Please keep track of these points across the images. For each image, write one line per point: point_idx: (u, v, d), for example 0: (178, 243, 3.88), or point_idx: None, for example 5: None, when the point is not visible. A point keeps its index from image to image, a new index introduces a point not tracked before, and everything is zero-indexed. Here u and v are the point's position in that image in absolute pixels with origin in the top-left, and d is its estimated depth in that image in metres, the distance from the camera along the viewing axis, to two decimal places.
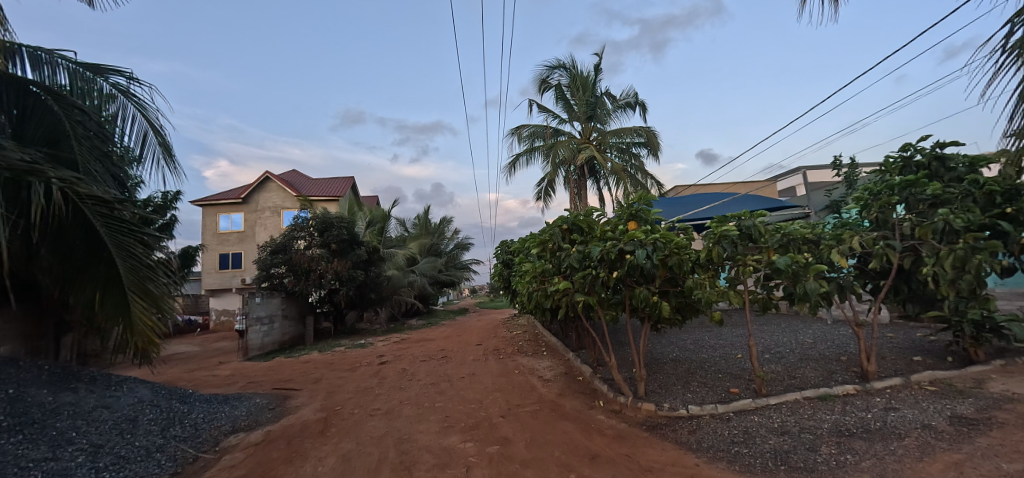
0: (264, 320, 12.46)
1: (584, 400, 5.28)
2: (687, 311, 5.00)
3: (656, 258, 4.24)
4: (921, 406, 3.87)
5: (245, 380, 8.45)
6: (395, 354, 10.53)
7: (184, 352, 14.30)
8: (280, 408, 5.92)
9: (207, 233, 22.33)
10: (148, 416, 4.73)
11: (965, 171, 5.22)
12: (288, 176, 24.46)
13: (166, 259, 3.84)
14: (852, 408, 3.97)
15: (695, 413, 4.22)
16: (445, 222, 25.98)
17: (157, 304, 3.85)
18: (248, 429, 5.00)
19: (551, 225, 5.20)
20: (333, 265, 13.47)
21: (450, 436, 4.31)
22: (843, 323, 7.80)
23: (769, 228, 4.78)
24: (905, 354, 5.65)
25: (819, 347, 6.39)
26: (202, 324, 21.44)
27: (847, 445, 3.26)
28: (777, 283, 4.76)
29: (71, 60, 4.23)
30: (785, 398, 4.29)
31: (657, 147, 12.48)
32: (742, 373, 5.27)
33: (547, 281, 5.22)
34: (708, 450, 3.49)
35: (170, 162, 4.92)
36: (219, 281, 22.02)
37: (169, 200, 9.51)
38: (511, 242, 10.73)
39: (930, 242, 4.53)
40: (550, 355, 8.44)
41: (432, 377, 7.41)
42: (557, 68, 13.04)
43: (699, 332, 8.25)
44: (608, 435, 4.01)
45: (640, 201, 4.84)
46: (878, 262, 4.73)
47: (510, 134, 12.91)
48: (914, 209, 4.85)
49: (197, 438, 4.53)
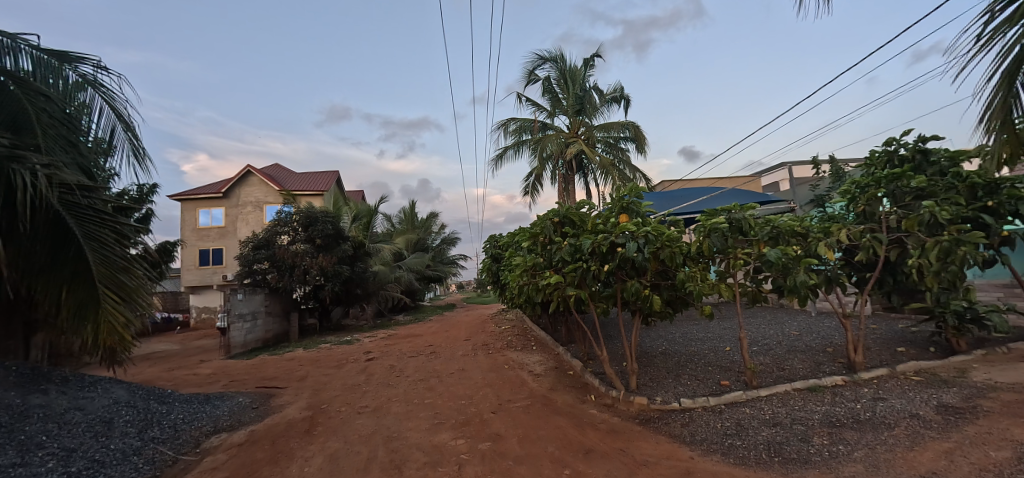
0: (246, 317, 12.16)
1: (575, 394, 5.26)
2: (677, 304, 4.97)
3: (647, 251, 4.22)
4: (908, 396, 3.93)
5: (227, 379, 8.22)
6: (383, 350, 10.39)
7: (162, 350, 13.89)
8: (265, 407, 5.76)
9: (186, 229, 21.73)
10: (124, 418, 4.53)
11: (946, 165, 5.28)
12: (270, 171, 23.92)
13: (144, 252, 3.66)
14: (842, 399, 4.00)
15: (687, 406, 4.21)
16: (432, 216, 25.77)
17: (132, 297, 3.68)
18: (230, 429, 4.84)
19: (541, 218, 5.07)
20: (318, 261, 13.20)
21: (441, 433, 4.23)
22: (827, 315, 7.95)
23: (758, 221, 4.76)
24: (889, 345, 5.76)
25: (805, 339, 6.48)
26: (181, 322, 20.91)
27: (839, 435, 3.28)
28: (767, 276, 4.76)
29: (35, 46, 3.99)
30: (775, 390, 4.32)
31: (644, 141, 12.51)
32: (732, 365, 5.28)
33: (538, 275, 5.17)
34: (703, 443, 3.48)
35: (140, 157, 4.68)
36: (200, 278, 21.52)
37: (146, 194, 9.16)
38: (500, 236, 10.65)
39: (916, 234, 4.56)
40: (539, 349, 8.43)
41: (421, 373, 7.31)
42: (547, 60, 12.93)
43: (688, 325, 8.32)
44: (601, 430, 3.97)
45: (631, 193, 4.77)
46: (865, 255, 4.73)
47: (497, 127, 12.79)
48: (901, 202, 4.86)
49: (176, 440, 4.35)
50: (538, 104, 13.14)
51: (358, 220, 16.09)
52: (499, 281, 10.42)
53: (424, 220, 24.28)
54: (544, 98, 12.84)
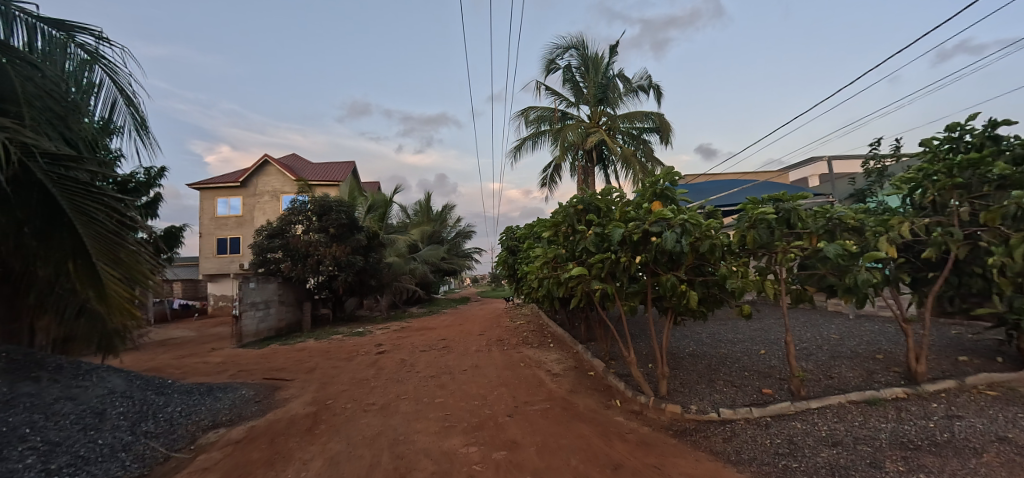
0: (259, 305, 12.06)
1: (598, 398, 4.82)
2: (712, 302, 4.36)
3: (686, 241, 3.64)
4: (989, 415, 3.39)
5: (236, 368, 8.05)
6: (394, 343, 10.12)
7: (178, 337, 13.92)
8: (269, 400, 5.50)
9: (204, 217, 21.87)
10: (118, 409, 4.30)
11: (1021, 153, 4.26)
12: (288, 161, 23.92)
13: (146, 226, 3.25)
14: (909, 416, 3.48)
15: (726, 417, 3.75)
16: (447, 208, 25.54)
17: (136, 273, 3.32)
18: (229, 424, 4.56)
19: (564, 205, 4.58)
20: (331, 250, 13.03)
21: (451, 437, 3.86)
22: (868, 318, 7.33)
23: (809, 212, 4.20)
24: (949, 353, 5.15)
25: (849, 344, 5.91)
26: (200, 309, 21.19)
27: (917, 461, 2.79)
28: (815, 273, 4.20)
29: (30, 13, 3.62)
30: (828, 402, 3.82)
31: (669, 132, 11.87)
32: (772, 371, 4.78)
33: (560, 268, 4.70)
34: (751, 463, 3.02)
35: (143, 133, 4.39)
36: (218, 266, 21.67)
37: (153, 177, 9.06)
38: (517, 228, 10.25)
39: (997, 228, 3.88)
40: (557, 347, 8.01)
41: (432, 369, 6.97)
42: (569, 48, 12.38)
43: (716, 325, 7.82)
44: (629, 441, 3.55)
45: (666, 179, 4.20)
46: (933, 252, 4.09)
47: (515, 116, 12.30)
48: (976, 192, 4.12)
49: (170, 434, 4.09)
50: (558, 94, 12.63)
51: (373, 210, 15.89)
52: (515, 274, 10.03)
53: (439, 212, 24.06)
54: (565, 87, 12.33)
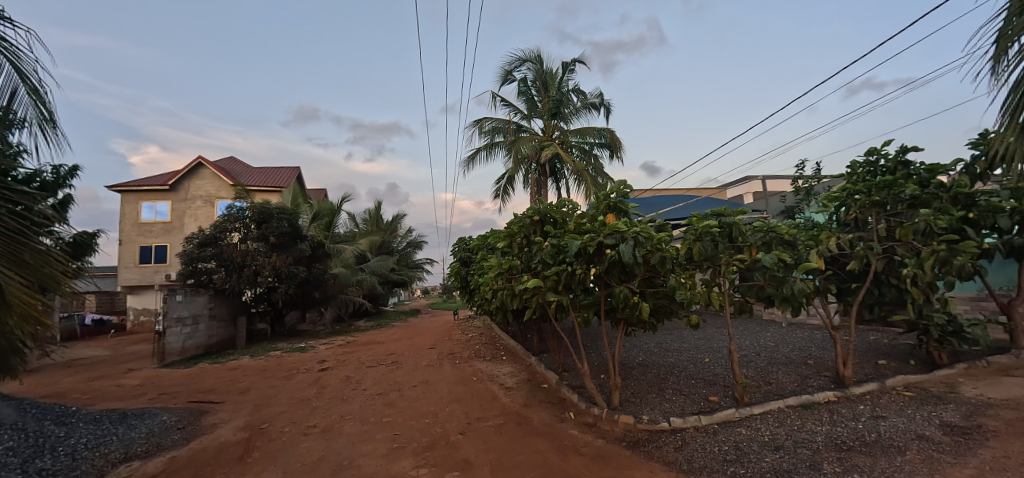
0: (185, 321, 10.99)
1: (552, 411, 4.76)
2: (662, 314, 4.40)
3: (638, 254, 3.67)
4: (908, 414, 3.68)
5: (157, 391, 7.23)
6: (339, 359, 9.57)
7: (88, 357, 12.39)
8: (194, 427, 4.93)
9: (125, 223, 19.84)
10: (4, 446, 3.68)
11: (925, 177, 4.79)
12: (225, 165, 22.31)
13: (69, 225, 2.13)
14: (840, 418, 3.71)
15: (677, 426, 3.81)
16: (398, 218, 24.92)
17: (44, 279, 2.39)
18: (146, 456, 4.04)
19: (520, 216, 4.50)
20: (271, 260, 12.19)
21: (401, 460, 3.63)
22: (798, 326, 7.88)
23: (750, 226, 4.32)
24: (870, 357, 5.60)
25: (784, 351, 6.28)
26: (116, 325, 19.09)
27: (850, 461, 2.95)
28: (755, 284, 4.39)
29: None
30: (768, 408, 3.99)
31: (619, 148, 12.27)
32: (716, 379, 4.96)
33: (515, 280, 4.60)
34: (702, 472, 3.07)
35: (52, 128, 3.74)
36: (139, 276, 19.67)
37: (61, 177, 8.03)
38: (469, 239, 10.11)
39: (909, 242, 4.27)
40: (509, 359, 7.90)
41: (380, 386, 6.62)
42: (525, 61, 12.55)
43: (663, 334, 8.07)
44: (585, 455, 3.50)
45: (619, 192, 4.24)
46: (857, 264, 4.39)
47: (470, 126, 12.22)
48: (892, 210, 4.54)
49: (71, 471, 3.54)
50: (513, 106, 12.72)
51: (319, 218, 15.11)
52: (467, 285, 9.85)
53: (389, 222, 23.39)
54: (520, 100, 12.45)
